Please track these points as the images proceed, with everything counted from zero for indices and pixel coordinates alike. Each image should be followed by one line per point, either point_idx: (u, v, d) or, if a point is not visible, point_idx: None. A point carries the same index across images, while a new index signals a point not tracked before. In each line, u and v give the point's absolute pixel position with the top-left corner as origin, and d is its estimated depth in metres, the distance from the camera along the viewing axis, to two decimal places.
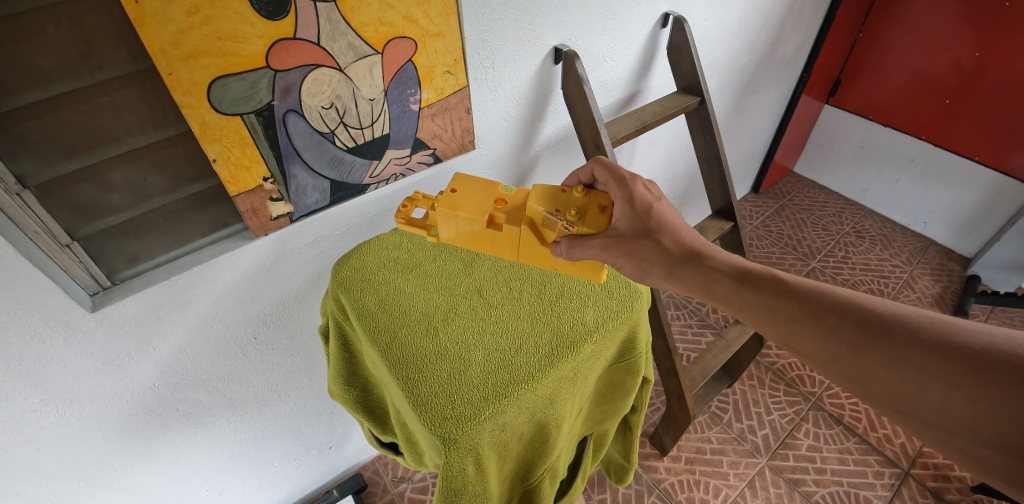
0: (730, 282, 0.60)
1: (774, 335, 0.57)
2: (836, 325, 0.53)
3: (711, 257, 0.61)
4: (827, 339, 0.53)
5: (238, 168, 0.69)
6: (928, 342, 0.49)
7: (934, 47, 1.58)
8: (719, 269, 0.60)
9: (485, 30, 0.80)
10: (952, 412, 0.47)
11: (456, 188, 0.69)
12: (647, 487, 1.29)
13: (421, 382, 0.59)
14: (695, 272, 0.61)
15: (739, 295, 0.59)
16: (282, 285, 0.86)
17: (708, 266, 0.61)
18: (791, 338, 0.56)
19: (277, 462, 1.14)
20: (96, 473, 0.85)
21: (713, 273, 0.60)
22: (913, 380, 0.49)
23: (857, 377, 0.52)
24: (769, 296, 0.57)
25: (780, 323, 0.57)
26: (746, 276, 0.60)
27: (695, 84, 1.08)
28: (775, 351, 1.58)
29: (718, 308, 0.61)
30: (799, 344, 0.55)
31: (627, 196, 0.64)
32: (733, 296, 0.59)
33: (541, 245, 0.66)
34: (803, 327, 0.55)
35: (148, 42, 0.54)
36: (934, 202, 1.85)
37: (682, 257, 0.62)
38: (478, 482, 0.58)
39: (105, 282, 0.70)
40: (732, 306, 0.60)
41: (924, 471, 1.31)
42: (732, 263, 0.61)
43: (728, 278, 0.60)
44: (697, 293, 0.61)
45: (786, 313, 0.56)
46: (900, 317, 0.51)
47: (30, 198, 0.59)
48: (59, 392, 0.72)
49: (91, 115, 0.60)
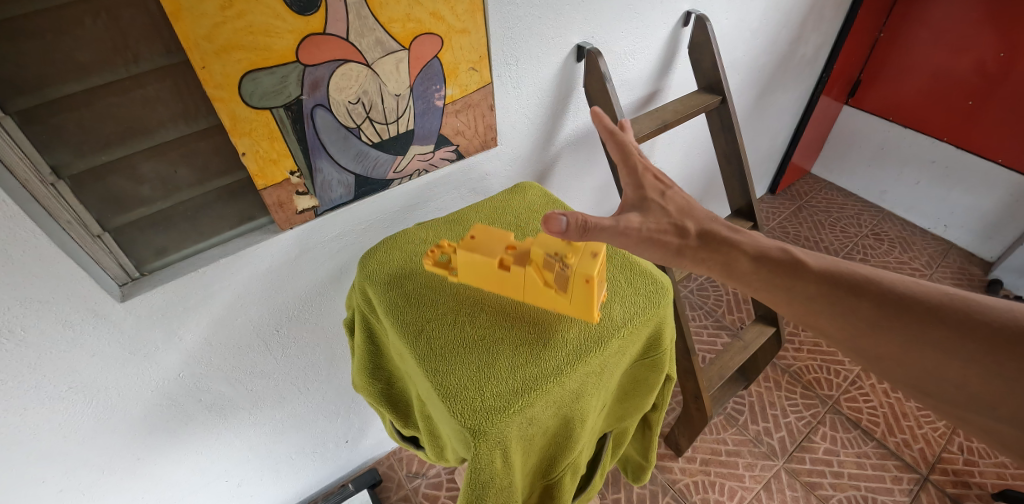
0: (749, 261, 0.60)
1: (793, 315, 0.59)
2: (854, 303, 0.55)
3: (735, 237, 0.61)
4: (845, 319, 0.55)
5: (266, 162, 0.70)
6: (948, 319, 0.51)
7: (956, 47, 1.56)
8: (741, 249, 0.60)
9: (509, 27, 0.80)
10: (971, 389, 0.49)
11: (475, 233, 0.68)
12: (662, 487, 1.29)
13: (450, 376, 0.59)
14: (717, 252, 0.60)
15: (759, 274, 0.60)
16: (305, 278, 0.87)
17: (730, 247, 0.61)
18: (809, 318, 0.58)
19: (295, 455, 1.16)
20: (119, 461, 0.86)
21: (734, 253, 0.60)
22: (932, 358, 0.51)
23: (874, 355, 0.54)
24: (786, 276, 0.58)
25: (799, 305, 0.58)
26: (766, 255, 0.60)
27: (716, 83, 1.08)
28: (791, 353, 1.57)
29: (736, 288, 0.61)
30: (817, 323, 0.57)
31: (635, 179, 0.63)
32: (752, 276, 0.60)
33: (542, 287, 0.63)
34: (821, 307, 0.57)
35: (183, 35, 0.55)
36: (955, 205, 1.82)
37: (703, 241, 0.61)
38: (504, 474, 0.58)
39: (134, 273, 0.71)
40: (750, 287, 0.61)
41: (944, 477, 1.29)
42: (754, 244, 0.61)
43: (748, 258, 0.60)
44: (717, 274, 0.61)
45: (803, 293, 0.57)
46: (917, 295, 0.53)
47: (64, 188, 0.61)
48: (87, 380, 0.73)
49: (125, 107, 0.61)
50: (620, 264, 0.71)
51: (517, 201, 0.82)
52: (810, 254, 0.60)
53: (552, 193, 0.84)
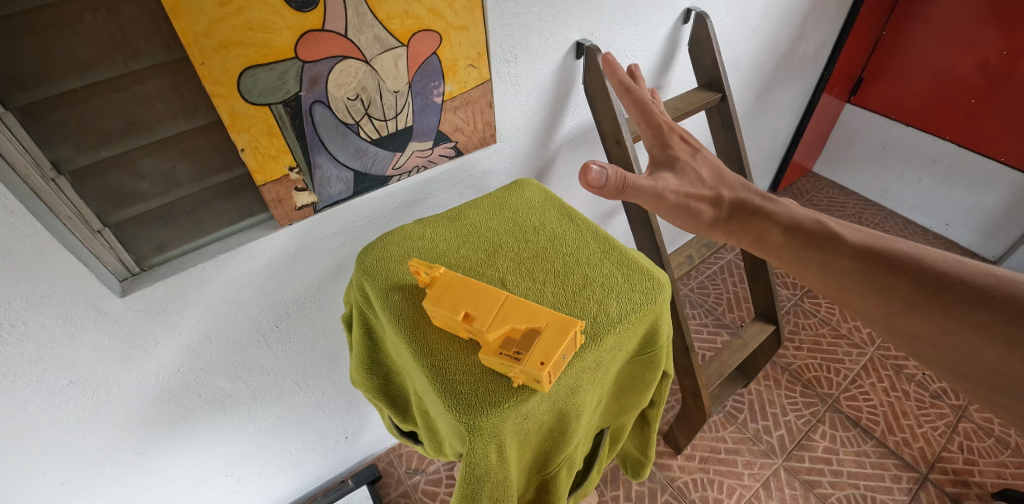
0: (780, 234, 0.64)
1: (824, 289, 0.62)
2: (893, 281, 0.57)
3: (767, 209, 0.65)
4: (880, 296, 0.57)
5: (265, 158, 0.70)
6: (991, 300, 0.52)
7: (959, 45, 1.55)
8: (772, 220, 0.65)
9: (509, 24, 0.80)
10: (1009, 372, 0.50)
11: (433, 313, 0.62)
12: (660, 485, 1.29)
13: (448, 371, 0.59)
14: (750, 224, 0.65)
15: (790, 247, 0.64)
16: (304, 275, 0.87)
17: (762, 218, 0.65)
18: (842, 293, 0.60)
19: (295, 451, 1.16)
20: (120, 455, 0.87)
21: (765, 225, 0.65)
22: (969, 339, 0.52)
23: (908, 334, 0.56)
24: (819, 250, 0.62)
25: (831, 279, 0.61)
26: (798, 229, 0.64)
27: (716, 81, 1.08)
28: (791, 351, 1.57)
29: (766, 259, 0.66)
30: (849, 299, 0.60)
31: (662, 141, 0.69)
32: (783, 248, 0.64)
33: None
34: (855, 283, 0.59)
35: (182, 31, 0.56)
36: (957, 204, 1.82)
37: (732, 212, 0.66)
38: (500, 469, 0.59)
39: (134, 268, 0.72)
40: (780, 259, 0.65)
41: (943, 475, 1.29)
42: (786, 216, 0.65)
43: (779, 230, 0.64)
44: (747, 245, 0.66)
45: (838, 269, 0.60)
46: (960, 275, 0.55)
47: (64, 184, 0.62)
48: (88, 374, 0.74)
49: (124, 103, 0.62)
50: (616, 260, 0.71)
51: (513, 199, 0.81)
52: (851, 231, 0.63)
53: (550, 190, 0.84)
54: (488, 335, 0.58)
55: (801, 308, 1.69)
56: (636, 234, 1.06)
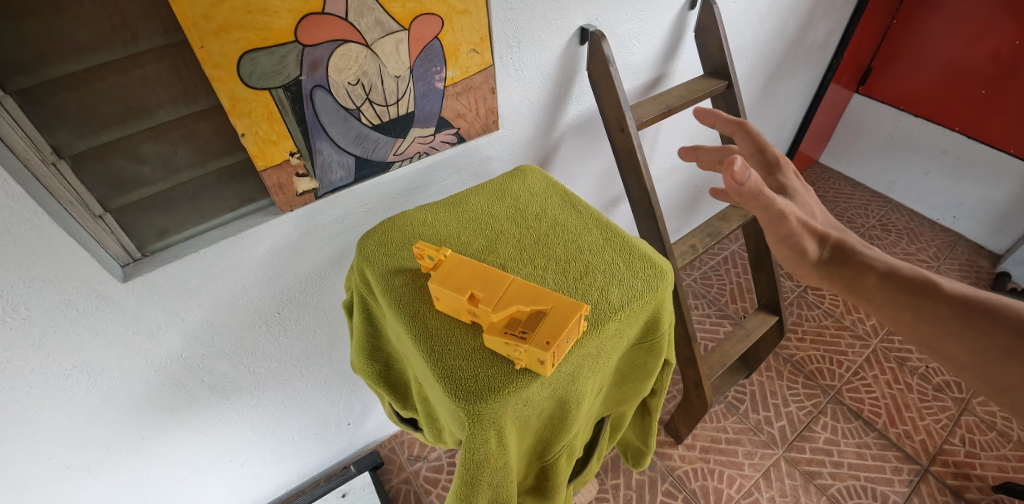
0: (875, 278, 0.55)
1: (913, 337, 0.54)
2: (997, 333, 0.49)
3: (864, 251, 0.57)
4: (983, 348, 0.50)
5: (266, 143, 0.69)
6: None
7: (970, 34, 1.53)
8: (868, 263, 0.56)
9: (511, 9, 0.79)
10: None
11: (437, 295, 0.61)
12: (661, 474, 1.30)
13: (448, 357, 0.58)
14: (844, 266, 0.56)
15: (883, 291, 0.55)
16: (305, 261, 0.87)
17: (858, 261, 0.56)
18: (936, 342, 0.52)
19: (297, 437, 1.17)
20: (125, 440, 0.88)
21: (862, 269, 0.56)
22: None
23: (1013, 393, 0.49)
24: (916, 295, 0.53)
25: (926, 327, 0.53)
26: (895, 273, 0.55)
27: (722, 68, 1.06)
28: (794, 343, 1.56)
29: (853, 303, 0.57)
30: (944, 349, 0.52)
31: (773, 172, 0.64)
32: (875, 292, 0.55)
33: None
34: (954, 332, 0.51)
35: (180, 14, 0.55)
36: (965, 196, 1.80)
37: (835, 253, 0.57)
38: (499, 455, 0.59)
39: (135, 254, 0.72)
40: (870, 304, 0.56)
41: (944, 468, 1.29)
42: (883, 260, 0.57)
43: (875, 274, 0.55)
44: (838, 289, 0.57)
45: (934, 315, 0.52)
46: None
47: (64, 168, 0.62)
48: (92, 358, 0.74)
49: (124, 86, 0.61)
50: (619, 247, 0.70)
51: (516, 185, 0.81)
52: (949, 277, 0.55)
53: (552, 176, 0.83)
54: (493, 315, 0.57)
55: (805, 299, 1.68)
56: (639, 223, 1.05)
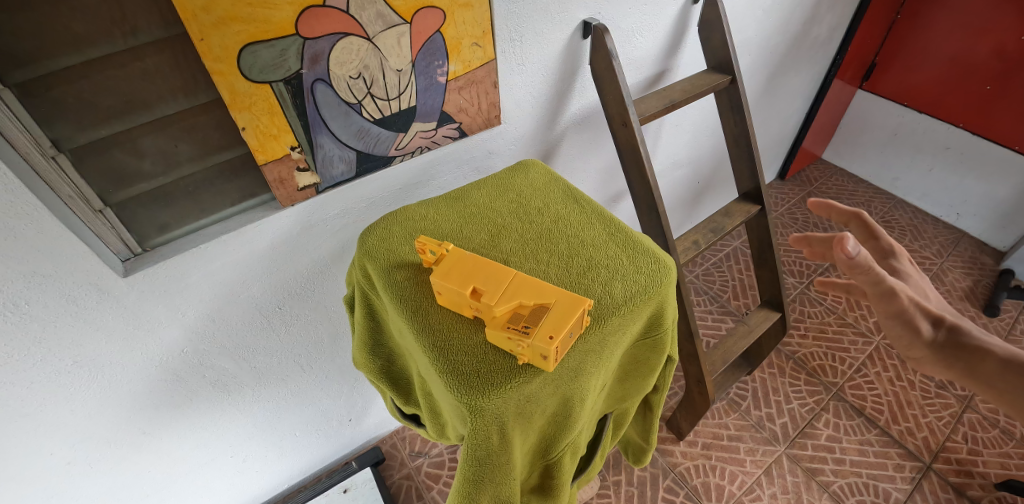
0: (997, 363, 0.55)
1: None
2: None
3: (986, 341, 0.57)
4: None
5: (266, 137, 0.69)
6: None
7: (975, 30, 1.51)
8: (989, 351, 0.56)
9: (514, 2, 0.79)
10: None
11: (439, 290, 0.61)
12: (662, 470, 1.30)
13: (450, 352, 0.58)
14: (960, 349, 0.57)
15: (1011, 379, 0.54)
16: (306, 256, 0.87)
17: (976, 347, 0.57)
18: None
19: (299, 432, 1.17)
20: (127, 435, 0.88)
21: (982, 354, 0.56)
22: None
23: None
24: None
25: None
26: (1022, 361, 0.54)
27: (726, 62, 1.05)
28: (796, 340, 1.56)
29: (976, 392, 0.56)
30: None
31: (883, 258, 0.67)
32: (998, 378, 0.54)
33: None
34: None
35: (180, 6, 0.54)
36: (969, 192, 1.79)
37: (949, 337, 0.58)
38: (502, 451, 0.59)
39: (136, 249, 0.72)
40: (993, 391, 0.55)
41: (946, 465, 1.28)
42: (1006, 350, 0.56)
43: (997, 360, 0.55)
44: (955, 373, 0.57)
45: None
46: None
47: (64, 162, 0.61)
48: (92, 354, 0.74)
49: (124, 80, 0.61)
50: (622, 242, 0.69)
51: (518, 180, 0.80)
52: None
53: (555, 171, 0.83)
54: (496, 310, 0.57)
55: (808, 296, 1.68)
56: (641, 219, 1.05)
